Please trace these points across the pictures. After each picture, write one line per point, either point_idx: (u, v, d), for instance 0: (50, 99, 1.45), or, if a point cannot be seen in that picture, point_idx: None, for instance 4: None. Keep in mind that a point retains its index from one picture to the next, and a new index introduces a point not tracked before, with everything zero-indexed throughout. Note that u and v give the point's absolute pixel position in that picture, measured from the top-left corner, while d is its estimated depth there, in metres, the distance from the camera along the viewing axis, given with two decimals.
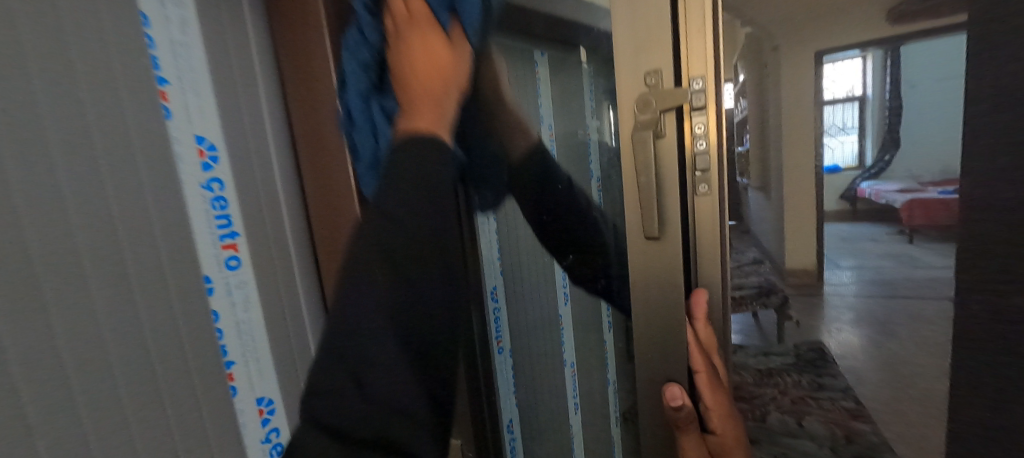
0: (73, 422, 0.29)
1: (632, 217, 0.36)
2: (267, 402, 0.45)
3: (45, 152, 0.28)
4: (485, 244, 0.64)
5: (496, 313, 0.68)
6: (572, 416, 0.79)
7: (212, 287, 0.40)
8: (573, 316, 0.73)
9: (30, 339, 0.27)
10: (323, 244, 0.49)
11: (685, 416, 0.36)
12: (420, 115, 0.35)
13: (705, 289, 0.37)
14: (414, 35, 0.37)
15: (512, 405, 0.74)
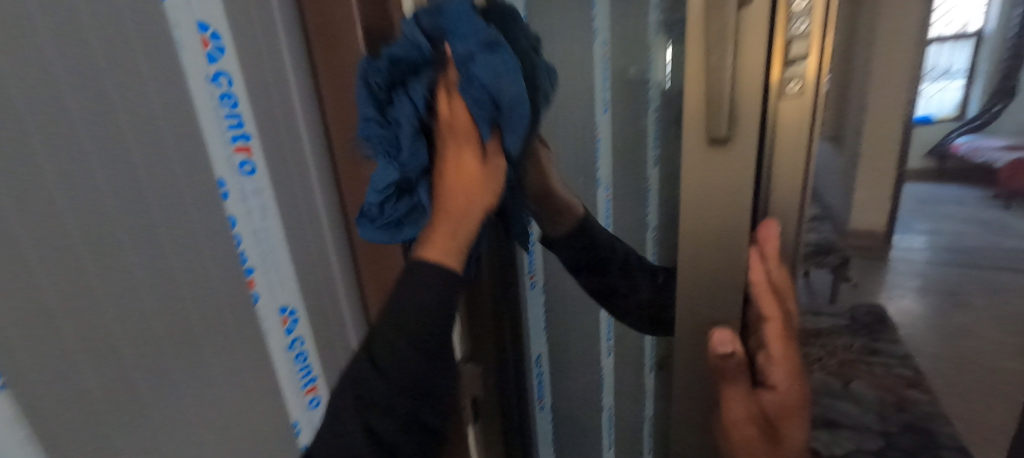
0: (98, 318, 0.29)
1: (694, 114, 0.32)
2: (290, 312, 0.45)
3: (33, 27, 0.25)
4: None
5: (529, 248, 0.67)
6: (605, 358, 0.76)
7: (226, 192, 0.38)
8: None
9: (43, 230, 0.26)
10: (344, 160, 0.46)
11: (733, 361, 0.36)
12: (433, 243, 0.38)
13: (777, 220, 0.33)
14: (451, 151, 0.38)
15: (541, 338, 0.75)
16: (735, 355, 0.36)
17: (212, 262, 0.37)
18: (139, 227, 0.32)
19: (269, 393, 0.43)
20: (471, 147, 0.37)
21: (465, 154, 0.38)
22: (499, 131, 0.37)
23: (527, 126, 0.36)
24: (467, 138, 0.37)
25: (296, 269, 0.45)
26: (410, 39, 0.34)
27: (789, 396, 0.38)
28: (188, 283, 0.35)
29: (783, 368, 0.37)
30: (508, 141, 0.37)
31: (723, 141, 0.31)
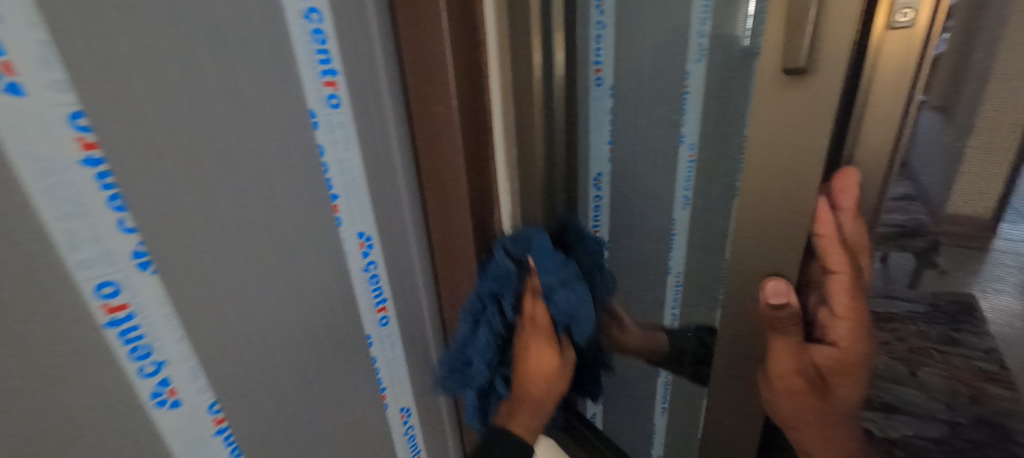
0: (214, 217, 0.35)
1: (775, 51, 0.35)
2: (367, 238, 0.49)
3: None
4: (597, 125, 0.72)
5: (597, 199, 0.76)
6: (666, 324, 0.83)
7: (317, 122, 0.42)
8: (687, 224, 0.75)
9: (174, 137, 0.32)
10: (418, 101, 0.48)
11: (786, 315, 0.41)
12: (519, 420, 0.54)
13: (855, 169, 0.38)
14: (530, 356, 0.53)
15: None
16: (789, 307, 0.41)
17: (303, 182, 0.42)
18: (245, 140, 0.36)
19: (347, 305, 0.49)
20: (550, 351, 0.53)
21: (545, 349, 0.53)
22: (571, 332, 0.53)
23: (592, 326, 0.52)
24: (546, 341, 0.53)
25: (373, 199, 0.49)
26: (503, 265, 0.51)
27: (845, 341, 0.45)
28: (283, 196, 0.40)
29: (844, 323, 0.45)
30: (577, 334, 0.53)
31: (801, 74, 0.34)
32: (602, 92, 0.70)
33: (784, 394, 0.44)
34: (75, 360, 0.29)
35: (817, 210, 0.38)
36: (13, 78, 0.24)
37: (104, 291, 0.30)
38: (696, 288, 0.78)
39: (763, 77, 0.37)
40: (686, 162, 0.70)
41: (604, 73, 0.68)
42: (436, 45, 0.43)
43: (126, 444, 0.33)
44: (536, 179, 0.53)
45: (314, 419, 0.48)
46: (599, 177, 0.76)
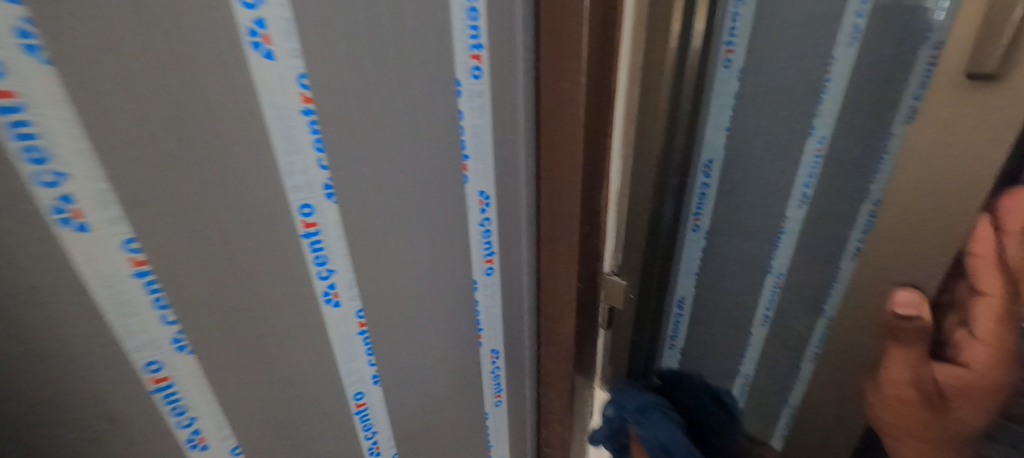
0: (377, 164, 0.44)
1: (959, 57, 0.53)
2: (486, 196, 0.55)
3: None
4: (713, 128, 0.89)
5: (703, 190, 0.94)
6: (757, 323, 1.00)
7: (460, 90, 0.48)
8: (799, 221, 0.87)
9: (359, 96, 0.40)
10: (549, 77, 0.51)
11: (912, 323, 0.59)
12: None
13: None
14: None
15: (688, 284, 1.02)
16: (919, 314, 0.59)
17: (442, 139, 0.48)
18: (404, 97, 0.43)
19: (460, 251, 0.56)
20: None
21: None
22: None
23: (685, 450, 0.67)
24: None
25: (495, 162, 0.55)
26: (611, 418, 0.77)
27: (987, 372, 0.50)
28: (424, 149, 0.47)
29: (981, 352, 0.51)
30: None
31: (984, 73, 0.51)
32: (729, 74, 0.83)
33: (898, 401, 0.59)
34: (278, 253, 0.40)
35: (981, 227, 0.53)
36: (270, 47, 0.34)
37: (304, 211, 0.40)
38: (796, 284, 0.92)
39: (947, 75, 0.56)
40: (813, 154, 0.82)
41: (733, 55, 0.82)
42: (575, 24, 0.46)
43: (298, 324, 0.44)
44: (653, 147, 0.60)
45: (422, 339, 0.57)
46: (711, 163, 0.92)
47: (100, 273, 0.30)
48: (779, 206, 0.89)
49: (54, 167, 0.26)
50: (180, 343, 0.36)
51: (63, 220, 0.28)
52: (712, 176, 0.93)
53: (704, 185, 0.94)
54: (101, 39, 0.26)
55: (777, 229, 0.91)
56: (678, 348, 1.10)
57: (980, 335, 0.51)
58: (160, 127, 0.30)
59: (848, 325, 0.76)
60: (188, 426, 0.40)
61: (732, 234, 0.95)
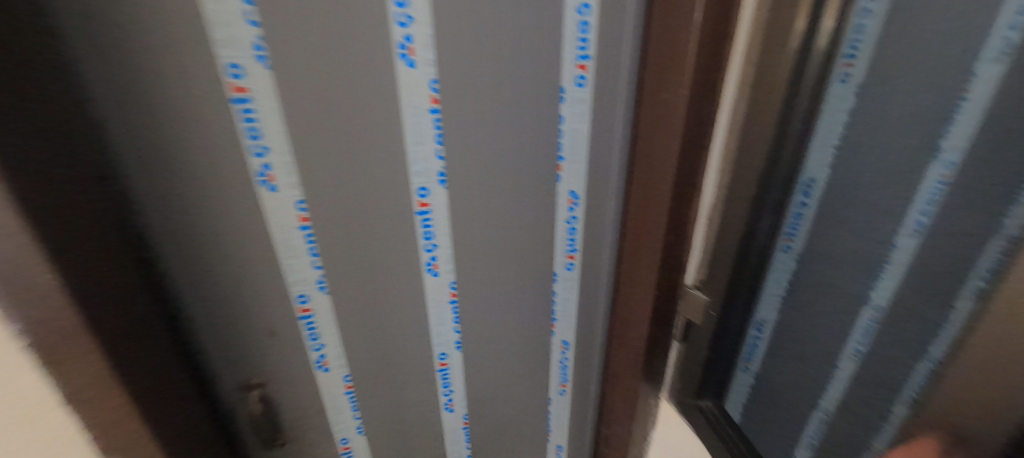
0: (484, 159, 0.51)
1: None
2: (575, 195, 0.61)
3: None
4: (825, 129, 0.62)
5: (799, 209, 0.67)
6: (843, 363, 0.73)
7: (563, 97, 0.53)
8: (911, 255, 0.60)
9: (476, 102, 0.47)
10: (651, 92, 0.47)
11: None
12: None
13: None
14: None
15: (773, 301, 0.75)
16: None
17: (539, 141, 0.53)
18: (513, 105, 0.49)
19: (545, 246, 0.60)
20: None
21: None
22: None
23: None
24: None
25: (589, 167, 0.58)
26: None
27: None
28: (520, 148, 0.52)
29: None
30: None
31: None
32: (846, 90, 0.60)
33: None
34: (395, 225, 0.50)
35: None
36: (413, 57, 0.42)
37: (421, 192, 0.49)
38: (893, 334, 0.65)
39: None
40: (934, 181, 0.56)
41: (854, 68, 0.58)
42: (682, 43, 0.42)
43: (405, 283, 0.54)
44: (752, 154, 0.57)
45: (501, 319, 0.63)
46: (811, 183, 0.65)
47: (279, 221, 0.45)
48: (883, 238, 0.63)
49: (262, 143, 0.41)
50: (321, 285, 0.50)
51: (263, 181, 0.42)
52: (813, 192, 0.67)
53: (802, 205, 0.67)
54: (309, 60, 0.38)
55: (875, 261, 0.64)
56: (752, 372, 0.81)
57: None
58: (330, 117, 0.42)
59: (907, 338, 0.63)
60: (314, 351, 0.54)
61: (825, 264, 0.69)
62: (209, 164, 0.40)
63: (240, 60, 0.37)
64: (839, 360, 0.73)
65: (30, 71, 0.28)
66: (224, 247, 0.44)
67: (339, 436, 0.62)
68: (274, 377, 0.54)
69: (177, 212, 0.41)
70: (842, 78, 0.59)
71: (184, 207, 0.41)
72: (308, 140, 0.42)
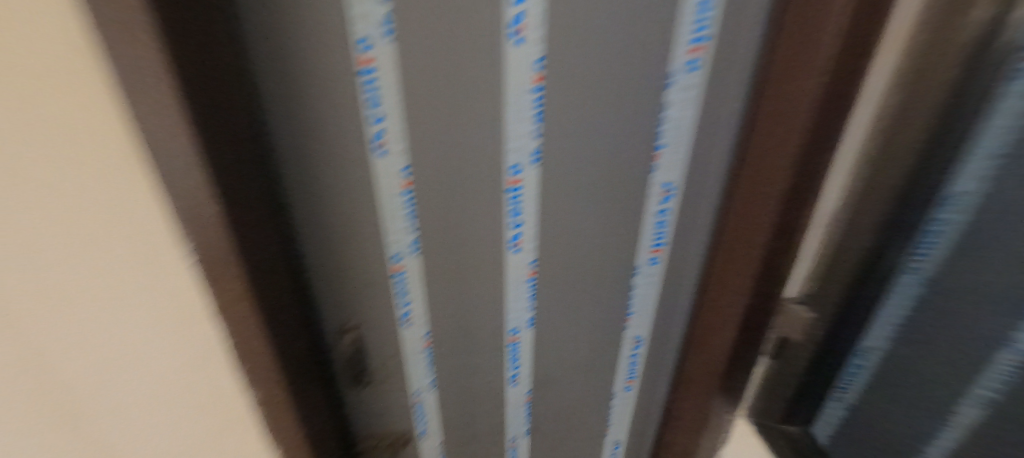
0: (578, 141, 0.50)
1: None
2: (670, 187, 0.55)
3: None
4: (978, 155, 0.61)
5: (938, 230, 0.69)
6: (971, 403, 0.71)
7: (671, 82, 0.48)
8: None
9: (578, 82, 0.46)
10: (773, 101, 0.43)
11: None
12: None
13: None
14: None
15: (895, 314, 0.78)
16: None
17: (639, 126, 0.50)
18: (616, 88, 0.47)
19: (630, 237, 0.58)
20: None
21: None
22: None
23: None
24: None
25: (690, 155, 0.53)
26: None
27: None
28: (617, 132, 0.50)
29: None
30: None
31: None
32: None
33: None
34: (486, 197, 0.52)
35: None
36: (522, 34, 0.42)
37: (513, 170, 0.51)
38: None
39: None
40: None
41: None
42: (806, 57, 0.40)
43: (489, 254, 0.57)
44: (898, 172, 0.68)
45: (574, 304, 0.63)
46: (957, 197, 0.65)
47: (385, 183, 0.50)
48: None
49: (380, 110, 0.45)
50: (412, 246, 0.56)
51: (375, 145, 0.47)
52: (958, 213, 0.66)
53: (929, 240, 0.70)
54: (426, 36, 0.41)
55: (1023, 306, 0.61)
56: (846, 400, 0.92)
57: None
58: (442, 89, 0.44)
59: None
60: (401, 306, 0.60)
61: (953, 302, 0.70)
62: (334, 125, 0.45)
63: (369, 33, 0.40)
64: (960, 402, 0.72)
65: (218, 44, 0.34)
66: (338, 202, 0.50)
67: (413, 388, 0.68)
68: (366, 323, 0.61)
69: (304, 169, 0.48)
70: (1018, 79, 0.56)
71: (310, 162, 0.47)
72: (421, 110, 0.45)
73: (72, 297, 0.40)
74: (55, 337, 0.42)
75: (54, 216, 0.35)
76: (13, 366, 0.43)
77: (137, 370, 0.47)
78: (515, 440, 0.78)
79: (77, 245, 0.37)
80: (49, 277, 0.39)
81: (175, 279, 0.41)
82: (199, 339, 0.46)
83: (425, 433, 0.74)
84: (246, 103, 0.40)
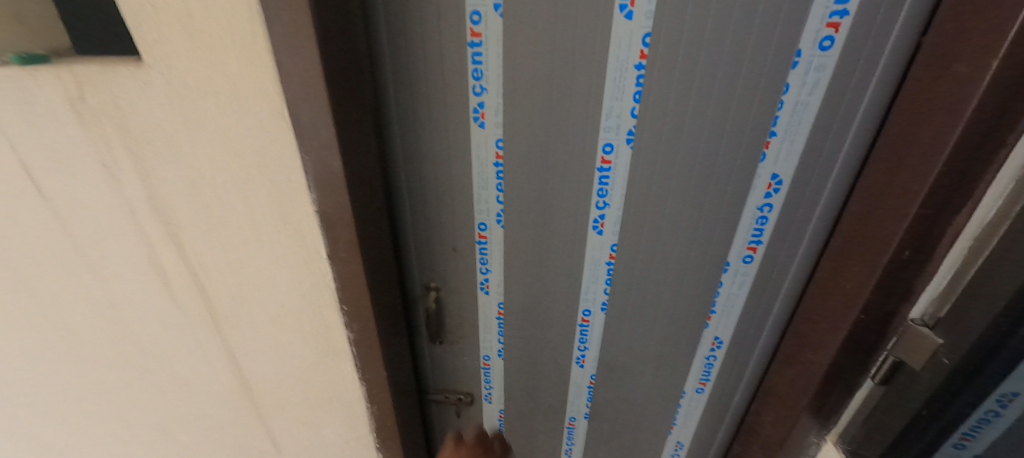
0: (678, 123, 0.48)
1: None
2: (778, 180, 0.50)
3: None
4: None
5: None
6: None
7: (797, 62, 0.43)
8: None
9: (687, 58, 0.44)
10: (921, 87, 0.39)
11: None
12: None
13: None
14: None
15: None
16: None
17: (751, 111, 0.46)
18: (730, 66, 0.44)
19: (724, 230, 0.55)
20: None
21: None
22: None
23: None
24: None
25: (809, 146, 0.47)
26: None
27: None
28: (723, 116, 0.47)
29: None
30: None
31: None
32: None
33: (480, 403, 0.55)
34: (575, 174, 0.53)
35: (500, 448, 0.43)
36: (632, 8, 0.42)
37: (605, 149, 0.51)
38: None
39: None
40: None
41: None
42: (983, 42, 0.33)
43: (571, 232, 0.58)
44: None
45: (651, 293, 0.61)
46: None
47: (480, 154, 0.54)
48: None
49: (482, 83, 0.50)
50: (498, 218, 0.59)
51: (475, 116, 0.52)
52: None
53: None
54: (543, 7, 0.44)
55: None
56: None
57: None
58: (544, 61, 0.47)
59: None
60: (481, 273, 0.64)
61: None
62: (441, 93, 0.51)
63: (480, 9, 0.46)
64: None
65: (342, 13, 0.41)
66: (438, 165, 0.56)
67: (483, 351, 0.72)
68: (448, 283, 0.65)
69: (415, 131, 0.54)
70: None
71: (418, 128, 0.54)
72: (520, 82, 0.49)
73: (227, 225, 0.51)
74: (211, 257, 0.53)
75: (226, 149, 0.45)
76: (183, 273, 0.55)
77: (263, 298, 0.56)
78: (574, 421, 0.79)
79: (236, 178, 0.47)
80: (212, 205, 0.49)
81: (299, 215, 0.49)
82: (313, 276, 0.54)
83: (489, 397, 0.78)
84: (363, 67, 0.47)
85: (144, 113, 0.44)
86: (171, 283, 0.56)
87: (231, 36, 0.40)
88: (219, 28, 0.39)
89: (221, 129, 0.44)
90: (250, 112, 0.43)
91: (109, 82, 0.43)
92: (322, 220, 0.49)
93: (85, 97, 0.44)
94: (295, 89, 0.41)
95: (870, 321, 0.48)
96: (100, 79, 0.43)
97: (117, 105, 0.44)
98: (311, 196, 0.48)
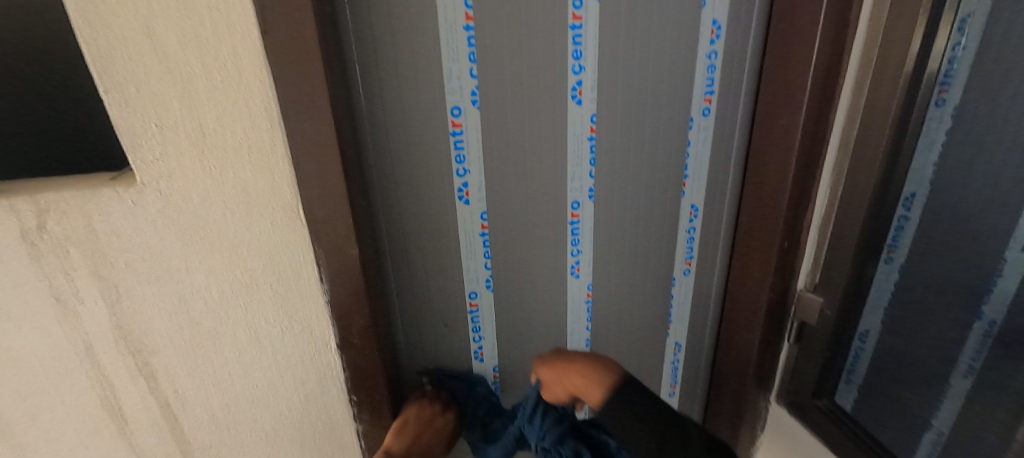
0: (622, 180, 0.62)
1: None
2: (695, 209, 0.67)
3: (644, 44, 0.56)
4: (925, 144, 0.58)
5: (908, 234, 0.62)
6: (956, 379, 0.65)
7: (692, 125, 0.62)
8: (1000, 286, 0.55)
9: (620, 131, 0.59)
10: (763, 136, 0.60)
11: (415, 406, 0.60)
12: None
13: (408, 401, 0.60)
14: None
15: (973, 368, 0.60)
16: (410, 421, 0.57)
17: (670, 163, 0.63)
18: (650, 135, 0.61)
19: (666, 254, 0.69)
20: None
21: None
22: None
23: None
24: None
25: (709, 181, 0.66)
26: None
27: (404, 423, 0.57)
28: (651, 168, 0.63)
29: (398, 425, 0.56)
30: None
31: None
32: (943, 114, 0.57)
33: (423, 423, 0.58)
34: (551, 228, 0.63)
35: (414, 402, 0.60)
36: (580, 97, 0.57)
37: (574, 206, 0.62)
38: None
39: None
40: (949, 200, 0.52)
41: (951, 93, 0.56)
42: (794, 104, 0.55)
43: (552, 280, 0.66)
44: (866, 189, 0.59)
45: (623, 321, 0.72)
46: (912, 198, 0.61)
47: (466, 228, 0.60)
48: None
49: (466, 166, 0.57)
50: (487, 284, 0.64)
51: (460, 195, 0.58)
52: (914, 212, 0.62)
53: (890, 258, 0.65)
54: (513, 101, 0.55)
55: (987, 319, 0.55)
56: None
57: (397, 432, 0.56)
58: (515, 141, 0.57)
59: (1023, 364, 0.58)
60: (475, 342, 0.67)
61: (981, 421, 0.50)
62: (427, 180, 0.57)
63: (460, 104, 0.54)
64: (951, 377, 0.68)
65: (346, 125, 0.47)
66: (429, 244, 0.60)
67: None
68: (441, 355, 0.67)
69: (408, 218, 0.58)
70: (939, 102, 0.56)
71: (404, 214, 0.58)
72: (498, 161, 0.58)
73: (221, 335, 0.48)
74: (191, 379, 0.48)
75: (230, 255, 0.45)
76: (152, 408, 0.49)
77: (257, 410, 0.52)
78: None
79: (235, 284, 0.46)
80: (202, 319, 0.47)
81: (309, 309, 0.49)
82: (319, 371, 0.53)
83: None
84: (359, 167, 0.51)
85: (129, 234, 0.41)
86: (131, 424, 0.49)
87: (246, 148, 0.42)
88: (233, 142, 0.41)
89: (224, 237, 0.44)
90: (260, 216, 0.44)
91: (85, 205, 0.40)
92: (335, 309, 0.50)
93: (45, 225, 0.39)
94: (314, 190, 0.44)
95: (775, 299, 0.65)
96: (72, 206, 0.39)
97: (91, 231, 0.40)
98: (324, 289, 0.49)
